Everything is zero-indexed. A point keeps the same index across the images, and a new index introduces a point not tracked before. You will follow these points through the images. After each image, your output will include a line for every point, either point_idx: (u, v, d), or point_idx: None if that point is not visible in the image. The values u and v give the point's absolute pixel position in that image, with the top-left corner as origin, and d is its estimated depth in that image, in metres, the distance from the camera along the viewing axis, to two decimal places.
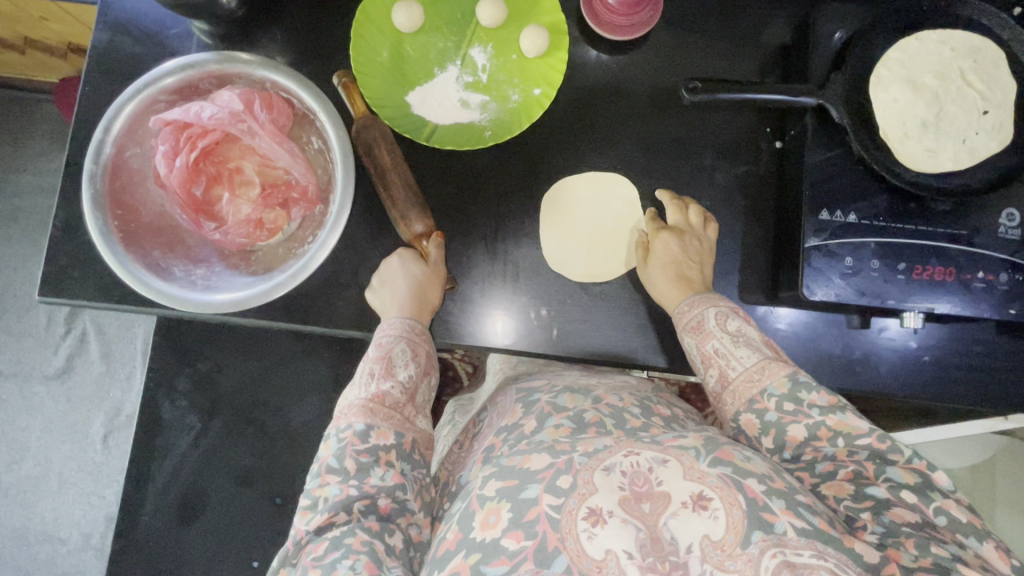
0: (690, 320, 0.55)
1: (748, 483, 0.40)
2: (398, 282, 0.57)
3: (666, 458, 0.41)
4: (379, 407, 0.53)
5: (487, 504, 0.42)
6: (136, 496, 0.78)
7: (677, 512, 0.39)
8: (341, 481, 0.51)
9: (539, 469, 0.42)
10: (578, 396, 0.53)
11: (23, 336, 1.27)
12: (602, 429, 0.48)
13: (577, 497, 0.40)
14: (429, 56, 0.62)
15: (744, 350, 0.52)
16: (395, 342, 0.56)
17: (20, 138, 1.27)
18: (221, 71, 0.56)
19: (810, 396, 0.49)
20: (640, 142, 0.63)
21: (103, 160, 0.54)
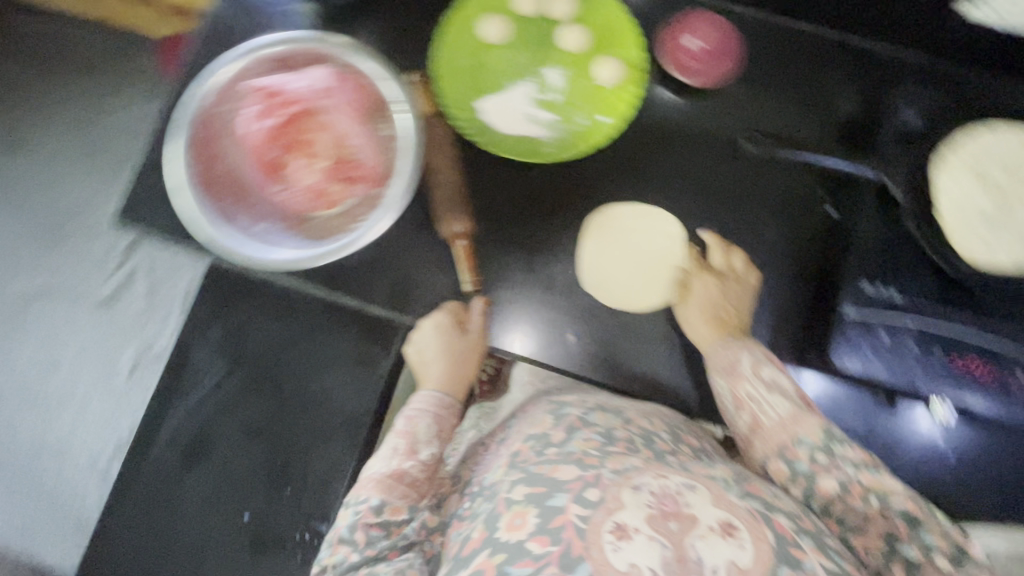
0: (724, 361, 0.56)
1: (776, 520, 0.40)
2: (435, 348, 0.63)
3: (695, 484, 0.40)
4: (396, 484, 0.58)
5: (513, 507, 0.42)
6: (154, 426, 0.82)
7: (705, 536, 0.37)
8: (350, 548, 0.56)
9: (567, 479, 0.41)
10: (609, 415, 0.52)
11: (82, 261, 1.37)
12: (632, 446, 0.46)
13: (604, 510, 0.38)
14: (505, 67, 0.64)
15: (777, 399, 0.53)
16: (422, 418, 0.62)
17: (121, 83, 1.40)
18: (316, 49, 0.59)
19: (843, 449, 0.51)
20: (693, 187, 0.64)
21: (196, 111, 0.59)
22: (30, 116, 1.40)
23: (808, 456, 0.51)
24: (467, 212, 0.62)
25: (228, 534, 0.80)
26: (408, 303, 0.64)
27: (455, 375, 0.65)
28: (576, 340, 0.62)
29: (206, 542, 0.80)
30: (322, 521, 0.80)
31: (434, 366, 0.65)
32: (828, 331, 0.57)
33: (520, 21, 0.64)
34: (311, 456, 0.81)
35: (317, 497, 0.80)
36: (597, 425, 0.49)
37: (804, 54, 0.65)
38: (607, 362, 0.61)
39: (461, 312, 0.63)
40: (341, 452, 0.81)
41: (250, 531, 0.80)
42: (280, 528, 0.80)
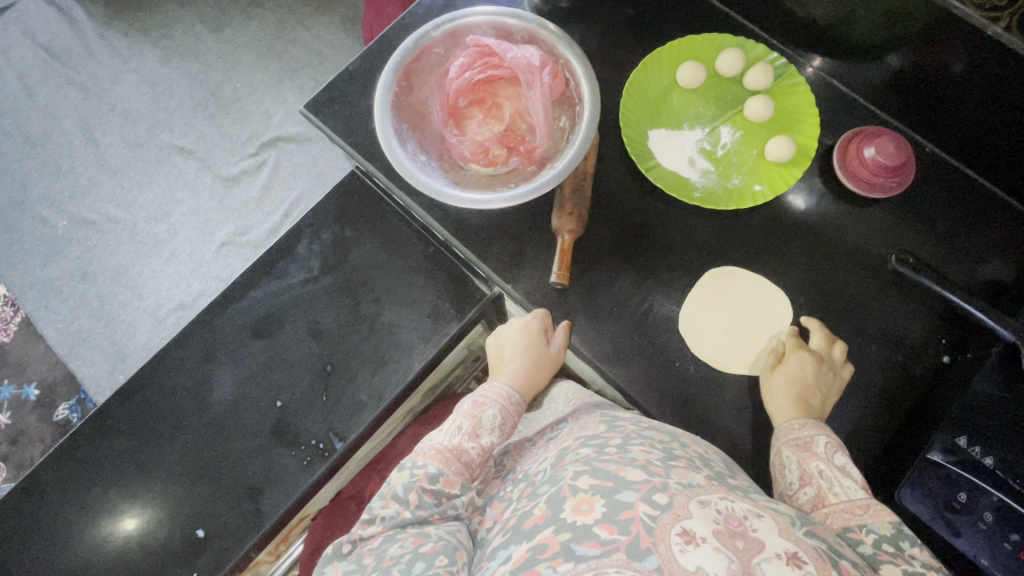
0: (796, 437, 0.56)
1: (842, 564, 0.43)
2: (518, 350, 0.66)
3: (761, 514, 0.45)
4: (454, 460, 0.59)
5: (579, 494, 0.48)
6: (240, 291, 0.89)
7: (771, 559, 0.41)
8: (401, 507, 0.57)
9: (635, 480, 0.47)
10: (665, 435, 0.56)
11: (227, 137, 1.52)
12: (693, 463, 0.52)
13: (672, 515, 0.44)
14: (686, 112, 0.69)
15: (850, 482, 0.52)
16: (489, 406, 0.63)
17: (323, 10, 1.59)
18: (538, 34, 0.66)
19: (912, 549, 0.47)
20: (809, 281, 0.65)
21: (419, 43, 0.66)
22: (244, 9, 1.60)
23: (873, 542, 0.48)
24: (582, 213, 0.64)
25: (258, 413, 0.85)
26: (515, 275, 0.66)
27: (529, 381, 0.67)
28: (652, 371, 0.63)
29: (236, 410, 0.86)
30: (340, 437, 0.84)
31: (513, 362, 0.67)
32: (902, 467, 0.55)
33: (718, 79, 0.69)
34: (357, 377, 0.86)
35: (345, 416, 0.85)
36: (654, 441, 0.54)
37: (974, 209, 0.66)
38: (671, 402, 0.63)
39: (547, 322, 0.66)
40: (384, 386, 0.85)
41: (276, 419, 0.85)
42: (303, 428, 0.85)
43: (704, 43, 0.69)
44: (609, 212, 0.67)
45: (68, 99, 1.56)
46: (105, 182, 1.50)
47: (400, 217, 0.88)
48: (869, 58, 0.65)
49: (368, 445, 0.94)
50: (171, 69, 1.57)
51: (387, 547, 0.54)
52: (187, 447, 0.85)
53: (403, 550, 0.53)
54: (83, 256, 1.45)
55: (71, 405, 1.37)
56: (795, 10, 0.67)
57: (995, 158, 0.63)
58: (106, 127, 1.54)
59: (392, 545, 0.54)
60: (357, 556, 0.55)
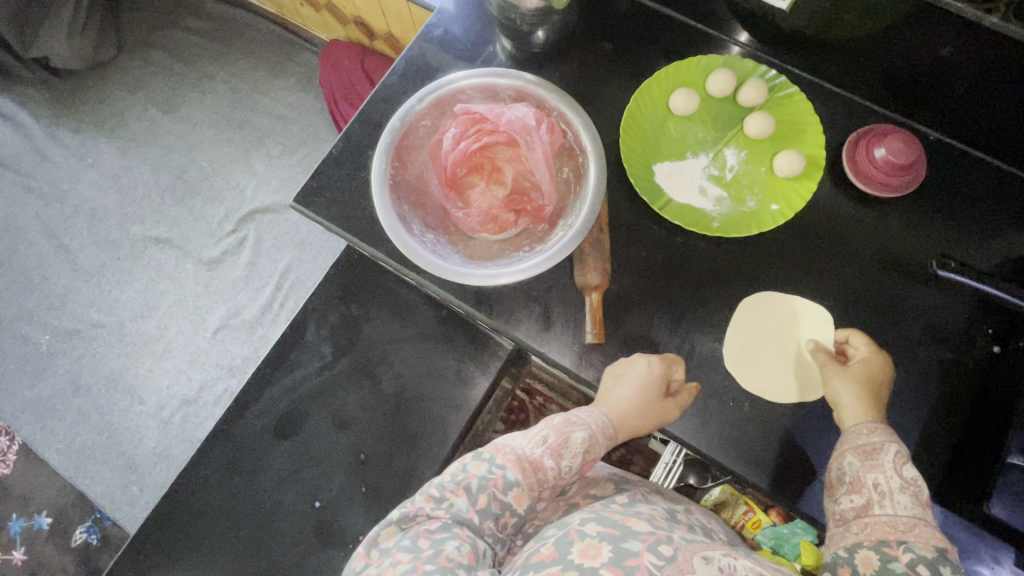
0: (864, 444, 0.54)
1: None
2: (636, 379, 0.59)
3: (762, 572, 0.45)
4: (532, 474, 0.56)
5: (586, 539, 0.48)
6: (253, 392, 0.85)
7: None
8: (470, 503, 0.54)
9: (641, 533, 0.49)
10: (667, 501, 0.63)
11: (202, 219, 1.47)
12: (693, 530, 0.55)
13: (676, 567, 0.45)
14: (687, 140, 0.67)
15: (904, 498, 0.51)
16: (580, 427, 0.58)
17: (278, 71, 1.55)
18: (525, 89, 0.64)
19: (949, 574, 0.48)
20: (842, 293, 0.64)
21: (405, 120, 0.63)
22: (195, 84, 1.56)
23: (908, 561, 0.49)
24: (606, 267, 0.62)
25: (296, 518, 0.81)
26: (547, 340, 0.63)
27: (628, 419, 0.59)
28: (706, 414, 0.61)
29: (272, 519, 0.81)
30: None
31: (626, 387, 0.59)
32: (984, 474, 0.55)
33: (712, 101, 0.68)
34: (393, 459, 0.82)
35: (387, 504, 0.81)
36: (659, 504, 0.59)
37: (984, 186, 0.65)
38: (730, 444, 0.60)
39: (673, 369, 0.60)
40: (422, 463, 0.82)
41: (316, 519, 0.81)
42: (347, 524, 0.81)
43: (690, 68, 0.68)
44: (629, 257, 0.64)
45: (28, 207, 1.50)
46: (82, 287, 1.44)
47: (409, 286, 0.85)
48: (863, 59, 0.63)
49: None
50: (131, 158, 1.52)
51: (444, 539, 0.51)
52: (230, 567, 0.81)
53: (461, 555, 0.50)
54: (72, 368, 1.39)
55: (87, 526, 1.31)
56: (777, 22, 0.65)
57: (1002, 135, 0.62)
58: (73, 230, 1.48)
59: (450, 540, 0.51)
60: (415, 534, 0.52)
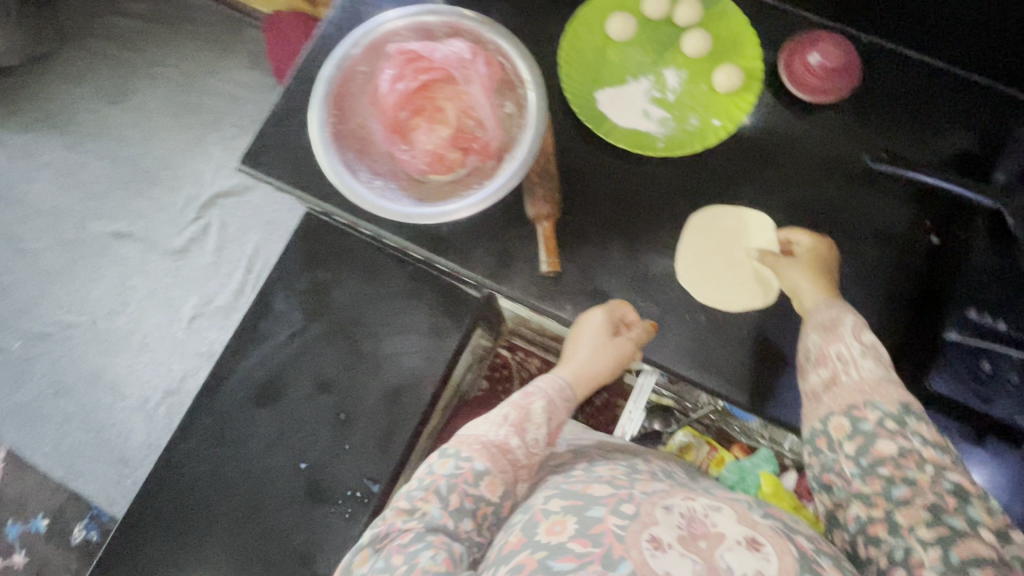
0: (823, 319, 0.55)
1: (798, 538, 0.47)
2: (587, 337, 0.61)
3: (721, 506, 0.48)
4: (500, 456, 0.55)
5: (552, 516, 0.48)
6: (229, 366, 0.85)
7: (732, 548, 0.44)
8: (443, 507, 0.53)
9: (602, 496, 0.49)
10: (625, 455, 0.66)
11: (163, 209, 1.44)
12: (657, 476, 0.56)
13: (640, 523, 0.45)
14: (628, 65, 0.67)
15: (867, 363, 0.52)
16: (538, 397, 0.60)
17: (223, 50, 1.50)
18: (459, 25, 0.63)
19: (916, 424, 0.49)
20: (789, 202, 0.65)
21: (342, 67, 0.63)
22: (139, 71, 1.51)
23: (876, 418, 0.49)
24: (554, 196, 0.63)
25: (284, 481, 0.82)
26: (506, 274, 0.64)
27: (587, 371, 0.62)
28: (665, 330, 0.63)
29: (261, 485, 0.82)
30: (375, 480, 0.81)
31: (583, 342, 0.61)
32: (927, 356, 0.57)
33: (648, 24, 0.68)
34: (375, 415, 0.83)
35: (373, 459, 0.82)
36: (622, 461, 0.59)
37: (919, 85, 0.66)
38: (692, 356, 0.63)
39: (621, 313, 0.62)
40: (404, 416, 0.83)
41: (304, 480, 0.82)
42: (334, 483, 0.82)
43: None
44: (581, 186, 0.65)
45: None
46: (48, 290, 1.41)
47: (374, 245, 0.85)
48: None
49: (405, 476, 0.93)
50: (82, 154, 1.47)
51: (418, 550, 0.49)
52: (225, 536, 0.82)
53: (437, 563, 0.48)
54: (49, 371, 1.37)
55: (86, 525, 1.30)
56: None
57: (931, 31, 0.63)
58: (30, 233, 1.44)
59: (425, 551, 0.49)
60: (387, 554, 0.50)
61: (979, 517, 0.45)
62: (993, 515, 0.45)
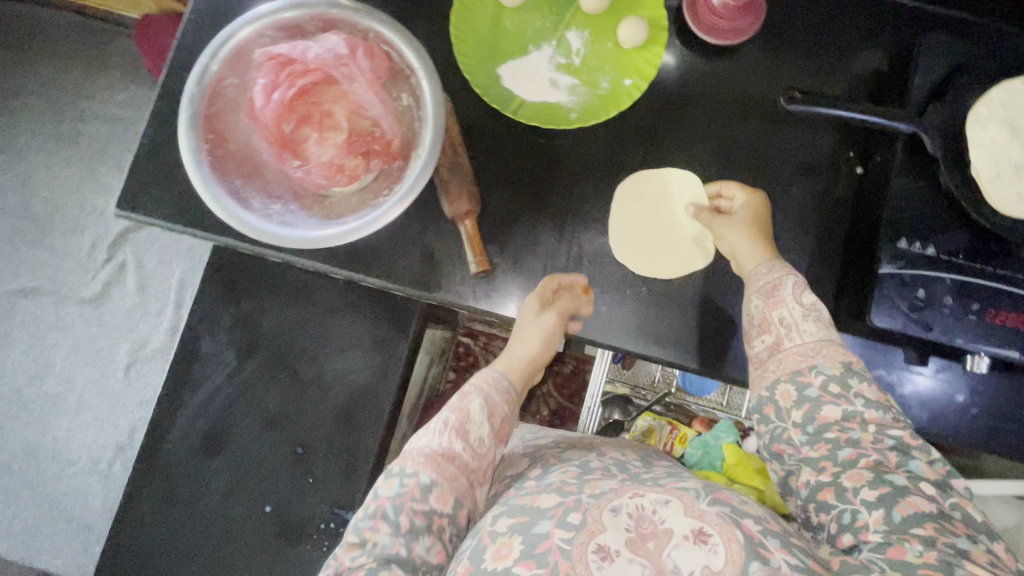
0: (763, 283, 0.55)
1: (745, 521, 0.48)
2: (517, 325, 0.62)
3: (668, 499, 0.50)
4: (447, 465, 0.54)
5: (499, 539, 0.49)
6: (165, 420, 0.79)
7: (680, 544, 0.46)
8: (393, 535, 0.51)
9: (549, 508, 0.50)
10: (580, 450, 0.66)
11: (67, 255, 1.31)
12: (608, 472, 0.58)
13: (586, 533, 0.47)
14: (526, 32, 0.62)
15: (808, 326, 0.53)
16: (474, 394, 0.60)
17: (95, 67, 1.34)
18: (331, 16, 0.57)
19: (859, 385, 0.51)
20: (714, 154, 0.62)
21: (205, 84, 0.55)
22: (3, 106, 1.34)
23: (820, 383, 0.51)
24: (472, 190, 0.58)
25: (251, 527, 0.78)
26: (435, 281, 0.60)
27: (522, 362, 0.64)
28: (609, 309, 0.61)
29: (227, 536, 0.78)
30: (346, 507, 0.78)
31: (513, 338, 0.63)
32: (864, 290, 0.56)
33: None
34: (334, 441, 0.79)
35: (341, 486, 0.78)
36: (571, 461, 0.61)
37: (825, 10, 0.64)
38: (640, 330, 0.61)
39: (553, 287, 0.59)
40: (363, 437, 0.79)
41: (273, 522, 0.78)
42: (305, 518, 0.78)
43: None
44: (497, 172, 0.61)
45: None
46: None
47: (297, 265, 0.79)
48: None
49: None
50: None
51: None
52: None
53: None
54: None
55: None
56: None
57: None
58: None
59: None
60: None
61: (920, 472, 0.48)
62: (933, 469, 0.49)
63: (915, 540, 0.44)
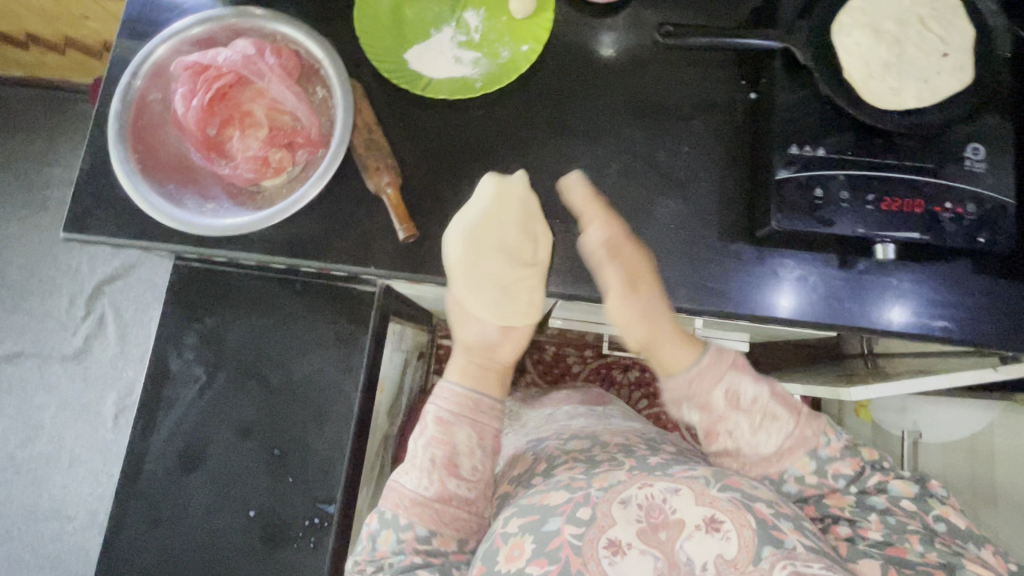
0: (704, 397, 0.62)
1: (756, 505, 0.56)
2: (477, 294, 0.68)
3: (678, 488, 0.58)
4: (446, 508, 0.62)
5: (511, 540, 0.58)
6: (142, 442, 0.80)
7: (691, 534, 0.55)
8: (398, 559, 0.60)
9: (558, 504, 0.59)
10: (582, 441, 0.77)
11: (47, 316, 1.34)
12: (615, 462, 0.68)
13: (598, 528, 0.56)
14: (426, 19, 0.67)
15: (761, 436, 0.60)
16: (457, 425, 0.65)
17: (57, 135, 1.40)
18: (237, 24, 0.62)
19: (940, 507, 0.59)
20: (617, 101, 0.66)
21: (128, 101, 0.59)
22: None
23: (800, 480, 0.60)
24: (392, 162, 0.61)
25: (239, 535, 0.80)
26: (373, 256, 0.63)
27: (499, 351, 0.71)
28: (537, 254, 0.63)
29: (218, 547, 0.80)
30: (329, 502, 0.80)
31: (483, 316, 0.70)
32: (767, 201, 0.59)
33: None
34: (308, 441, 0.81)
35: (322, 480, 0.80)
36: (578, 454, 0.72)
37: None
38: (574, 276, 0.64)
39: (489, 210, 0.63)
40: (338, 431, 0.81)
41: (260, 526, 0.80)
42: (291, 518, 0.80)
43: None
44: (418, 148, 0.64)
45: None
46: None
47: (254, 275, 0.82)
48: None
49: (366, 489, 0.92)
50: None
51: None
52: None
53: None
54: None
55: None
56: None
57: None
58: None
59: None
60: None
61: (900, 494, 0.60)
62: (910, 487, 0.60)
63: (915, 539, 0.56)
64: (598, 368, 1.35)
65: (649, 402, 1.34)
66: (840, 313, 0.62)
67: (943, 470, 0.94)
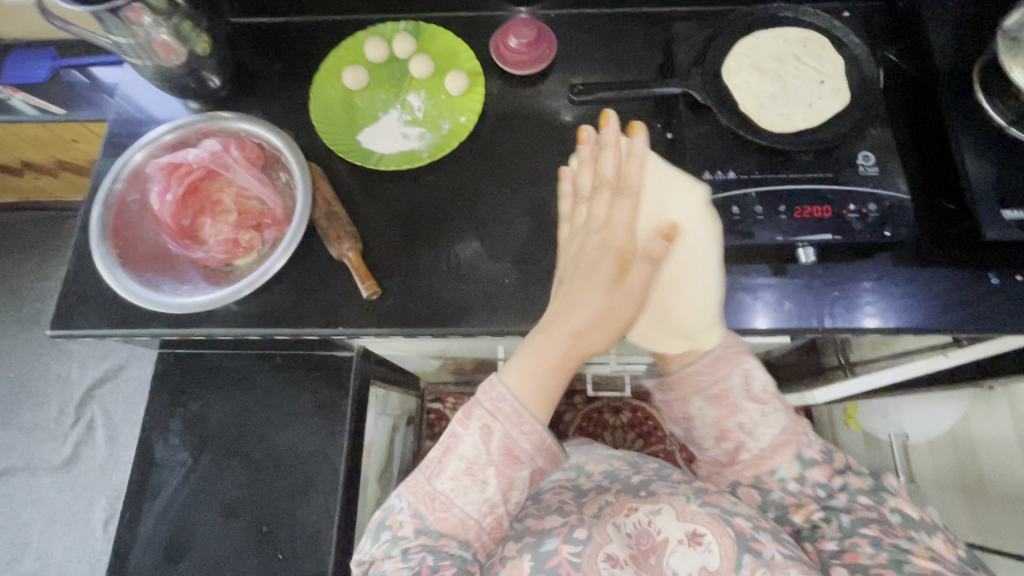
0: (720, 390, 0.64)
1: (735, 520, 0.57)
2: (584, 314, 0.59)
3: (661, 508, 0.60)
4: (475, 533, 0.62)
5: (509, 563, 0.58)
6: (129, 536, 0.80)
7: (677, 549, 0.55)
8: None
9: (553, 527, 0.61)
10: (567, 472, 0.78)
11: (35, 428, 1.34)
12: (602, 490, 0.70)
13: (593, 545, 0.56)
14: (374, 105, 0.76)
15: (771, 433, 0.61)
16: (524, 464, 0.55)
17: (50, 251, 1.47)
18: (207, 128, 0.70)
19: (896, 501, 0.59)
20: (549, 154, 0.74)
21: (110, 205, 0.66)
22: None
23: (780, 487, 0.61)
24: (349, 229, 0.67)
25: None
26: (339, 316, 0.67)
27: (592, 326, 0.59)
28: (492, 299, 0.67)
29: None
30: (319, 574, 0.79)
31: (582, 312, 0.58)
32: None
33: (379, 67, 0.78)
34: (294, 513, 0.80)
35: (310, 552, 0.79)
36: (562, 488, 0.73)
37: (606, 28, 0.79)
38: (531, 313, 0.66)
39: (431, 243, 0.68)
40: (322, 500, 0.80)
41: None
42: None
43: (347, 50, 0.78)
44: (375, 216, 0.71)
45: None
46: None
47: (235, 353, 0.86)
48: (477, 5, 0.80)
49: None
50: None
51: None
52: None
53: None
54: None
55: None
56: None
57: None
58: None
59: None
60: None
61: (856, 489, 0.60)
62: (864, 482, 0.61)
63: (864, 542, 0.55)
64: (589, 414, 1.35)
65: (645, 443, 1.32)
66: (811, 318, 0.64)
67: (936, 469, 0.93)
